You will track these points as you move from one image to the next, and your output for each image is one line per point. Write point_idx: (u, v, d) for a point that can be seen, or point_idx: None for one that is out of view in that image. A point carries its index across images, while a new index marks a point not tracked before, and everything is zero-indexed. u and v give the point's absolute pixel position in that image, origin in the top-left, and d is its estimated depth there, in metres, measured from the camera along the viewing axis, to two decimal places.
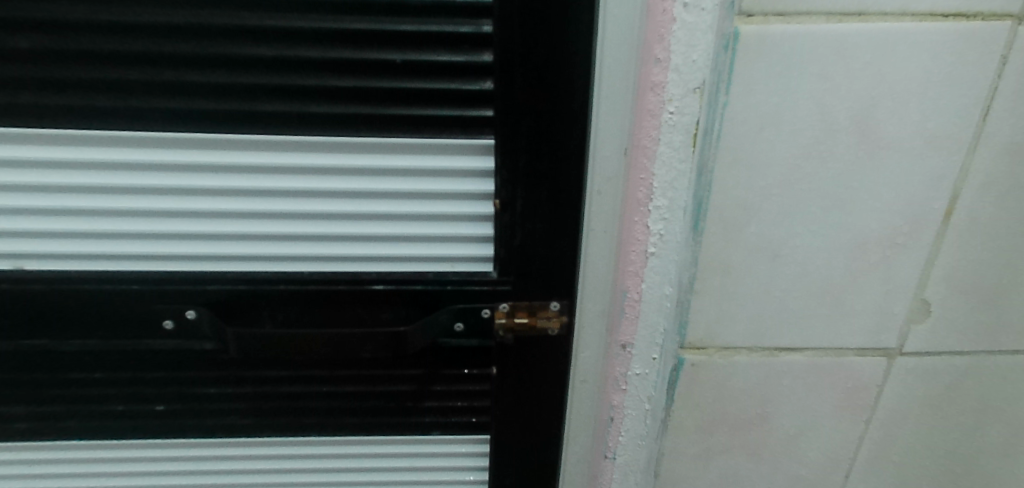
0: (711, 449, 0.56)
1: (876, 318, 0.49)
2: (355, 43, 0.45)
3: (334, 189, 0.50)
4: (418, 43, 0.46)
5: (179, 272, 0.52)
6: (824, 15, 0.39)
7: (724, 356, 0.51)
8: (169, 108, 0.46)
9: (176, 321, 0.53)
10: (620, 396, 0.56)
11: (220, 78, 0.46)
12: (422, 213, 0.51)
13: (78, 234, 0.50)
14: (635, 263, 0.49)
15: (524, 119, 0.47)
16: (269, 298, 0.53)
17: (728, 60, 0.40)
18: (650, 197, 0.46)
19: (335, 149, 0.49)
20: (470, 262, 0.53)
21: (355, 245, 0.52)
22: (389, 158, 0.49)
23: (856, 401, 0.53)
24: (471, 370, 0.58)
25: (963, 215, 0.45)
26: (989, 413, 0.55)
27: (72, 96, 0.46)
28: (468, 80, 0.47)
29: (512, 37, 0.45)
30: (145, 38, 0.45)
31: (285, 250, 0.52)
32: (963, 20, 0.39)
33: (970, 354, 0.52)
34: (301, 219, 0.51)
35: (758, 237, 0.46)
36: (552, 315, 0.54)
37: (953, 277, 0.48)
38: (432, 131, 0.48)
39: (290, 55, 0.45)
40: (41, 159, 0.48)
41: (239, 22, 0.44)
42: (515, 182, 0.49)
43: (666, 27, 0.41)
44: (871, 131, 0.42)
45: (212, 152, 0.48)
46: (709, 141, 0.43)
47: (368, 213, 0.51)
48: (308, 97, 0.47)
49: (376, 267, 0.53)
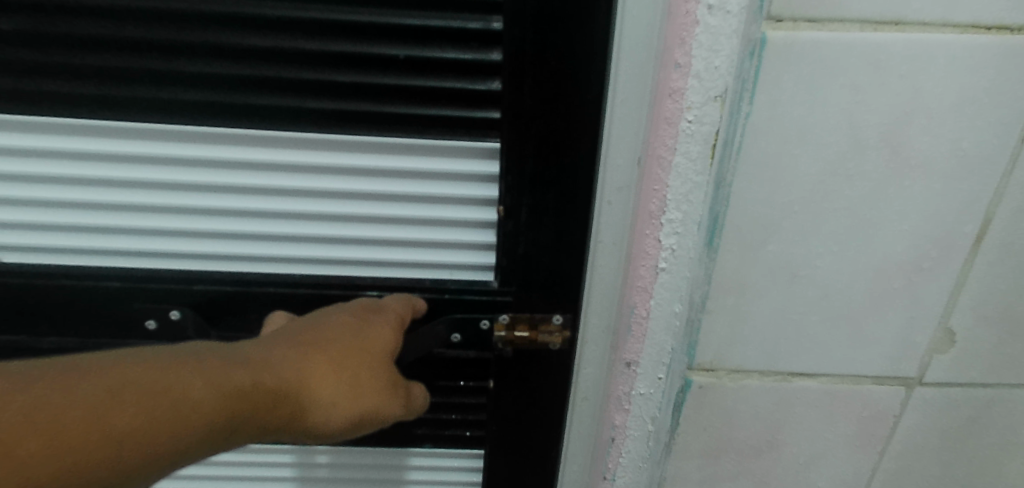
0: (716, 475, 0.53)
1: (896, 345, 0.47)
2: (357, 36, 0.43)
3: (335, 189, 0.49)
4: (423, 37, 0.43)
5: (169, 270, 0.50)
6: (858, 24, 0.36)
7: (733, 380, 0.48)
8: (156, 99, 0.44)
9: (159, 321, 0.50)
10: (622, 416, 0.53)
11: (209, 67, 0.43)
12: (423, 218, 0.50)
13: (72, 227, 0.49)
14: (645, 278, 0.46)
15: (535, 123, 0.44)
16: (257, 300, 0.51)
17: (754, 67, 0.37)
18: (662, 210, 0.43)
19: (334, 148, 0.47)
20: (469, 271, 0.52)
21: (354, 249, 0.51)
22: (390, 158, 0.48)
23: (871, 431, 0.51)
24: (468, 383, 0.56)
25: (995, 243, 0.43)
26: (1009, 448, 0.52)
27: (52, 83, 0.43)
28: (475, 79, 0.44)
29: (522, 36, 0.42)
30: (131, 22, 0.42)
31: (282, 251, 0.51)
32: (1006, 33, 0.37)
33: (992, 387, 0.49)
34: (300, 219, 0.50)
35: (777, 255, 0.43)
36: (554, 329, 0.52)
37: (980, 307, 0.45)
38: (435, 132, 0.46)
39: (284, 46, 0.43)
40: (32, 148, 0.46)
41: (228, 8, 0.42)
42: (520, 188, 0.47)
43: (687, 30, 0.38)
44: (902, 147, 0.40)
45: (206, 146, 0.47)
46: (729, 153, 0.40)
47: (367, 215, 0.50)
48: (305, 92, 0.44)
49: (372, 272, 0.52)
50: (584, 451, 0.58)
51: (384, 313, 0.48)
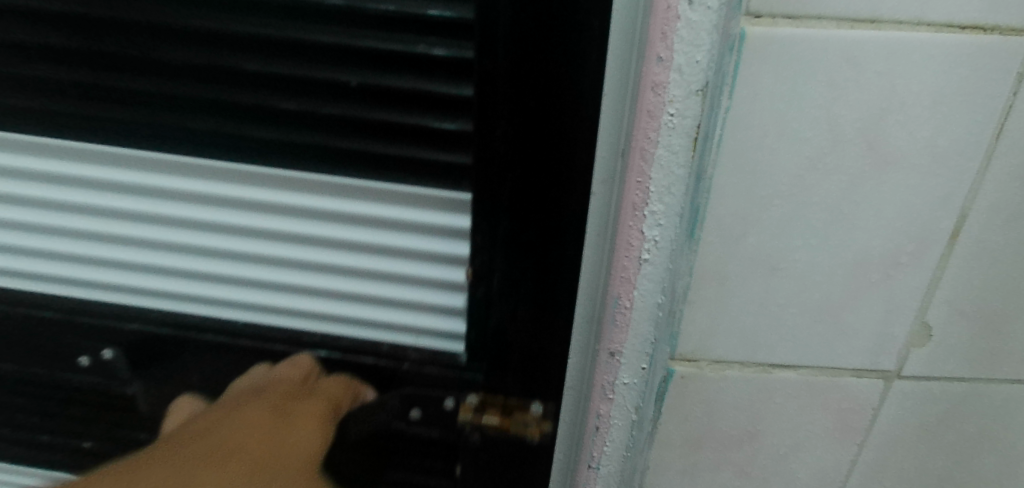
0: (697, 464, 0.54)
1: (875, 338, 0.48)
2: (347, 72, 0.52)
3: (330, 246, 0.62)
4: (400, 74, 0.52)
5: (106, 308, 0.70)
6: (836, 21, 0.37)
7: (715, 370, 0.49)
8: (185, 128, 0.57)
9: (92, 358, 0.74)
10: (606, 405, 0.52)
11: (229, 99, 0.55)
12: (382, 278, 0.63)
13: (95, 249, 0.67)
14: (628, 269, 0.46)
15: (508, 167, 0.48)
16: (189, 347, 0.71)
17: (734, 63, 0.38)
18: (645, 202, 0.43)
19: (330, 194, 0.59)
20: (439, 323, 0.64)
21: (334, 290, 0.65)
22: (362, 204, 0.59)
23: (850, 423, 0.52)
24: (432, 457, 0.68)
25: (970, 238, 0.44)
26: (986, 442, 0.53)
27: (90, 97, 0.57)
28: (445, 109, 0.53)
29: (494, 63, 0.45)
30: (171, 49, 0.53)
31: (267, 297, 0.67)
32: (980, 33, 0.37)
33: (969, 381, 0.50)
34: (284, 269, 0.65)
35: (756, 248, 0.44)
36: (531, 420, 0.57)
37: (956, 301, 0.46)
38: (405, 170, 0.56)
39: (291, 82, 0.53)
40: (63, 179, 0.63)
41: (238, 40, 0.52)
42: (496, 235, 0.51)
43: (669, 24, 0.37)
44: (878, 143, 0.41)
45: (219, 191, 0.60)
46: (710, 147, 0.41)
47: (348, 284, 0.64)
48: (304, 129, 0.56)
49: (333, 335, 0.69)
50: (572, 439, 0.58)
51: (341, 390, 0.66)
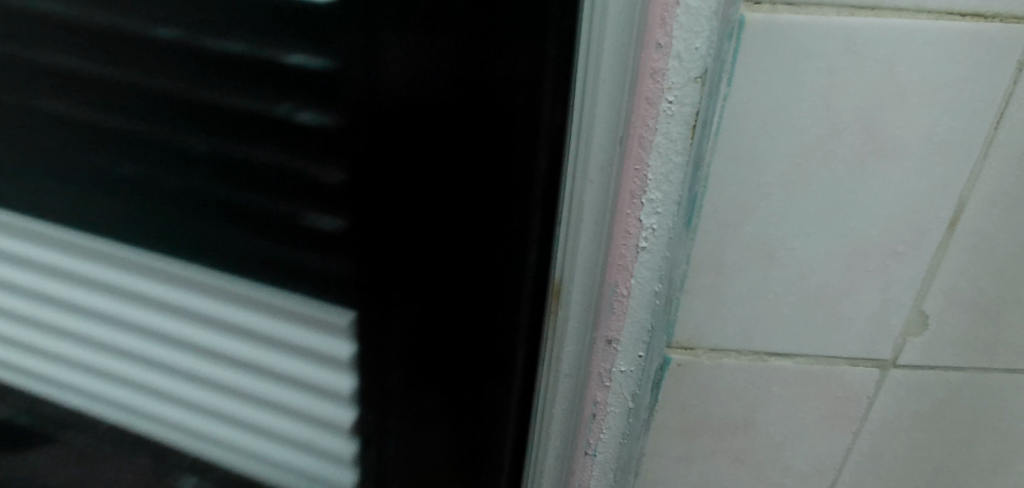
0: (693, 450, 0.55)
1: (871, 328, 0.48)
2: (207, 123, 0.50)
3: (185, 394, 0.68)
4: (254, 121, 0.48)
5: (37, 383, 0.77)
6: (836, 8, 0.37)
7: (711, 358, 0.50)
8: (76, 177, 0.58)
9: None
10: (603, 393, 0.51)
11: (110, 159, 0.55)
12: (253, 399, 0.65)
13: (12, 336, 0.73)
14: (625, 257, 0.44)
15: (390, 214, 0.50)
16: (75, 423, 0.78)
17: (733, 49, 0.38)
18: (643, 190, 0.41)
19: (188, 285, 0.59)
20: (328, 405, 0.62)
21: (207, 389, 0.66)
22: (233, 303, 0.59)
23: (846, 412, 0.52)
24: None
25: (968, 227, 0.44)
26: (981, 431, 0.53)
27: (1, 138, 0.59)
28: (315, 165, 0.49)
29: (365, 101, 0.45)
30: (59, 100, 0.54)
31: (149, 386, 0.69)
32: (980, 20, 0.37)
33: (965, 370, 0.50)
34: (166, 370, 0.67)
35: (753, 236, 0.44)
36: None
37: (952, 291, 0.46)
38: (274, 239, 0.54)
39: (154, 141, 0.52)
40: None
41: (105, 96, 0.52)
42: (358, 290, 0.55)
43: (667, 10, 0.36)
44: (876, 132, 0.40)
45: (104, 287, 0.63)
46: (708, 134, 0.40)
47: (222, 410, 0.67)
48: (185, 195, 0.55)
49: (208, 420, 0.69)
50: (559, 439, 0.55)
51: None
